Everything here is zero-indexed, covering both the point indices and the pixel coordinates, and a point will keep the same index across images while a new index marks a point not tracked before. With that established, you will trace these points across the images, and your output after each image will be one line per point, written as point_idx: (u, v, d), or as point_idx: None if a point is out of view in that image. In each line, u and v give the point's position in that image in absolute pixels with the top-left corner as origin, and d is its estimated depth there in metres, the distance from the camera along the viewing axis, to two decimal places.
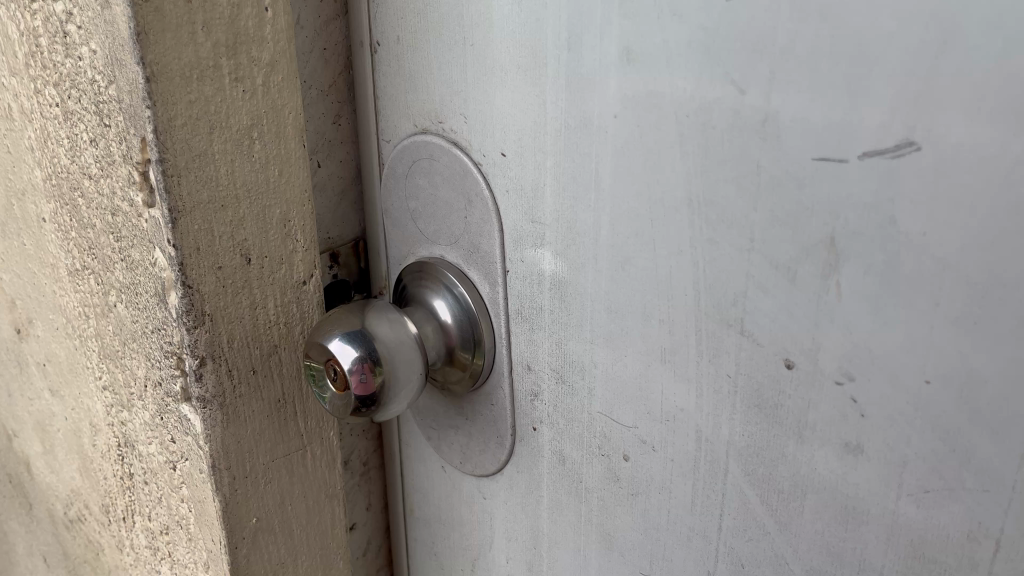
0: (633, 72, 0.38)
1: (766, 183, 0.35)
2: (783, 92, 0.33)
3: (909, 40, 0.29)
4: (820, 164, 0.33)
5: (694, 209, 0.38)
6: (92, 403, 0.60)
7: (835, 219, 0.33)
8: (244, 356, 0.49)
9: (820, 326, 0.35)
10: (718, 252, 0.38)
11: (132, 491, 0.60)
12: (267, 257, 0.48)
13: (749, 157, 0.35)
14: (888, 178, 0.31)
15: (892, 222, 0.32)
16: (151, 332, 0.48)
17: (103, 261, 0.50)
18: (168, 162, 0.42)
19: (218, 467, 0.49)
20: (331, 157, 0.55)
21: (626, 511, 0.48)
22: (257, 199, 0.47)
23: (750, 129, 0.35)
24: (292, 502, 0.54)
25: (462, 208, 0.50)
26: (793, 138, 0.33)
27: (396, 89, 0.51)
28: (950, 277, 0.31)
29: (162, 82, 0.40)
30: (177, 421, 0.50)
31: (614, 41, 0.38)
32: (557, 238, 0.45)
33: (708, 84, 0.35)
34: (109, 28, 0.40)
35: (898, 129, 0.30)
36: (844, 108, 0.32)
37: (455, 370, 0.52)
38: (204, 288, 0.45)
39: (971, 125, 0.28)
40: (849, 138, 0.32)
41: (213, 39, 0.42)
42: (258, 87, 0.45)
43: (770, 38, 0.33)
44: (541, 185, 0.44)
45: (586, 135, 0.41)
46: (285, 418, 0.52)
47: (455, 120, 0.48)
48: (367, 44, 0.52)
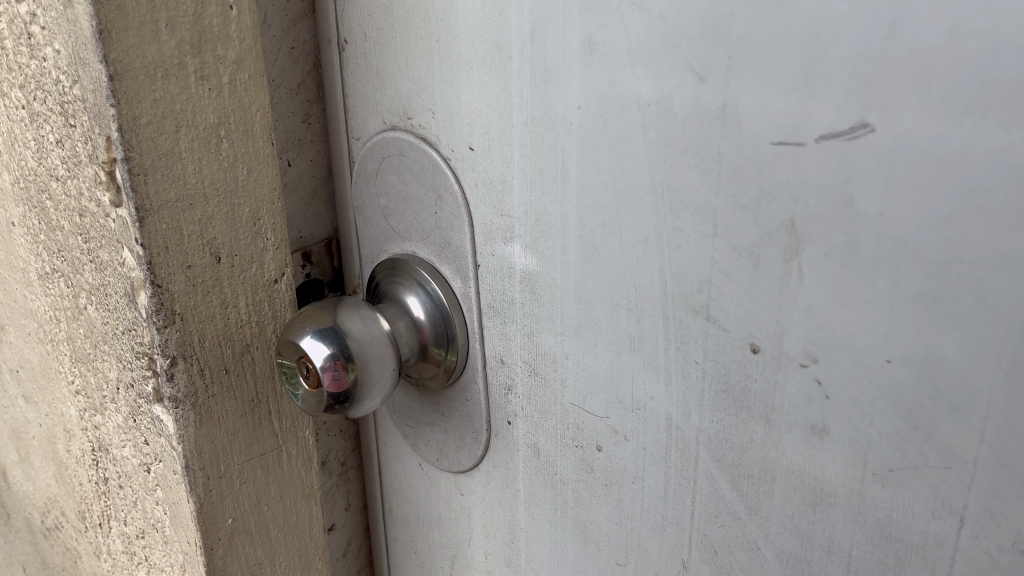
0: (596, 62, 0.38)
1: (727, 169, 0.35)
2: (741, 78, 0.33)
3: (862, 23, 0.29)
4: (779, 148, 0.33)
5: (657, 196, 0.38)
6: (66, 409, 0.59)
7: (794, 202, 0.33)
8: (216, 355, 0.48)
9: (784, 310, 0.35)
10: (683, 239, 0.38)
11: (108, 495, 0.60)
12: (237, 255, 0.48)
13: (710, 143, 0.35)
14: (845, 160, 0.31)
15: (850, 204, 0.32)
16: (122, 333, 0.48)
17: (72, 263, 0.50)
18: (135, 161, 0.41)
19: (192, 468, 0.49)
20: (302, 156, 0.55)
21: (601, 502, 0.48)
22: (226, 198, 0.46)
23: (710, 115, 0.35)
24: (268, 502, 0.54)
25: (432, 203, 0.50)
26: (753, 123, 0.33)
27: (364, 87, 0.51)
28: (907, 256, 0.31)
29: (126, 81, 0.40)
30: (150, 423, 0.50)
31: (576, 32, 0.38)
32: (525, 231, 0.45)
33: (668, 72, 0.35)
34: (72, 27, 0.40)
35: (853, 110, 0.30)
36: (801, 91, 0.32)
37: (428, 367, 0.52)
38: (173, 288, 0.45)
39: (923, 104, 0.29)
40: (806, 121, 0.32)
41: (178, 37, 0.42)
42: (224, 86, 0.45)
43: (727, 25, 0.33)
44: (509, 177, 0.44)
45: (551, 126, 0.41)
46: (259, 418, 0.52)
47: (423, 115, 0.48)
48: (334, 42, 0.52)
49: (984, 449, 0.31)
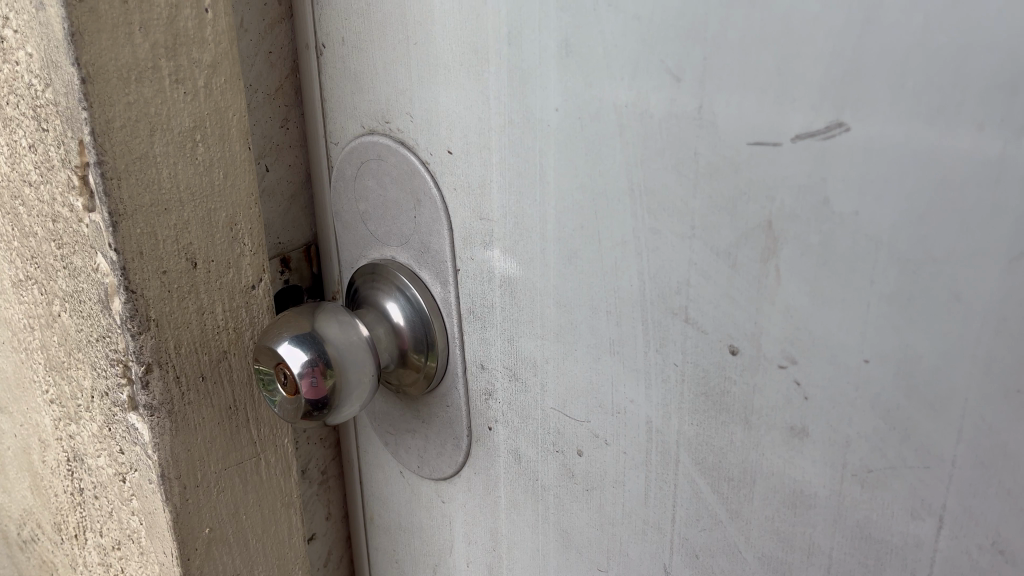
0: (573, 64, 0.38)
1: (704, 170, 0.35)
2: (716, 78, 0.33)
3: (835, 23, 0.29)
4: (755, 148, 0.33)
5: (634, 197, 0.38)
6: (40, 418, 0.58)
7: (771, 202, 0.33)
8: (192, 362, 0.48)
9: (761, 311, 0.35)
10: (661, 241, 0.38)
11: (83, 506, 0.59)
12: (213, 260, 0.47)
13: (686, 144, 0.35)
14: (820, 159, 0.31)
15: (826, 203, 0.32)
16: (96, 340, 0.47)
17: (45, 269, 0.49)
18: (108, 165, 0.41)
19: (168, 477, 0.48)
20: (280, 161, 0.54)
21: (583, 508, 0.47)
22: (202, 203, 0.46)
23: (686, 116, 0.35)
24: (246, 511, 0.54)
25: (411, 208, 0.49)
26: (728, 124, 0.33)
27: (343, 91, 0.51)
28: (882, 255, 0.31)
29: (98, 83, 0.40)
30: (125, 431, 0.49)
31: (553, 34, 0.38)
32: (505, 235, 0.45)
33: (645, 73, 0.35)
34: (44, 30, 0.40)
35: (827, 110, 0.30)
36: (776, 92, 0.31)
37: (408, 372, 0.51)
38: (148, 294, 0.44)
39: (895, 103, 0.29)
40: (782, 121, 0.32)
41: (152, 40, 0.41)
42: (199, 89, 0.44)
43: (702, 25, 0.33)
44: (487, 181, 0.44)
45: (530, 130, 0.41)
46: (237, 425, 0.52)
47: (401, 119, 0.48)
48: (312, 46, 0.51)
49: (962, 448, 0.31)
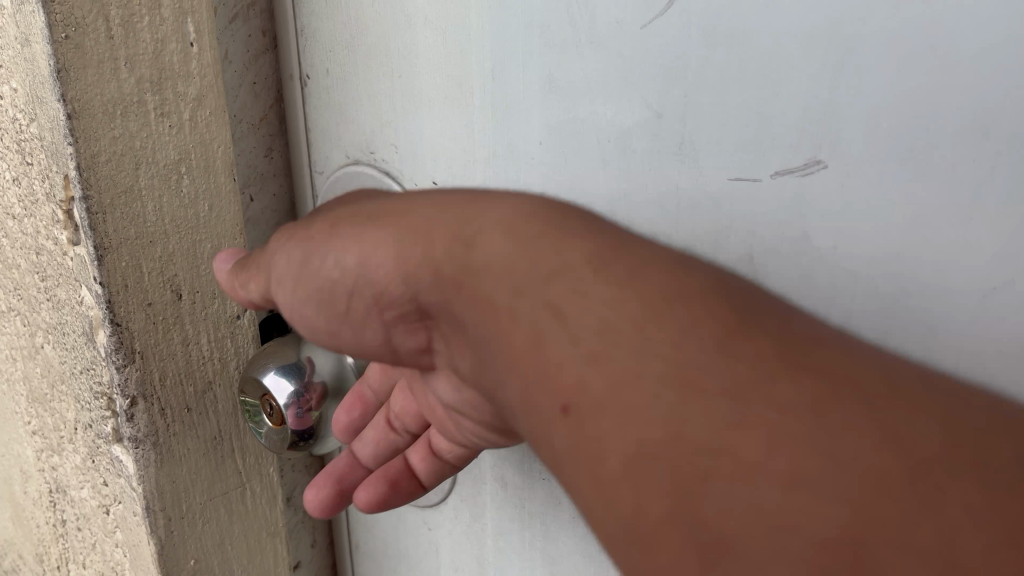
0: (557, 98, 0.38)
1: (686, 205, 0.35)
2: (697, 115, 0.34)
3: (811, 65, 0.30)
4: (735, 183, 0.34)
5: None
6: (22, 450, 0.58)
7: (752, 235, 0.34)
8: (177, 394, 0.48)
9: None
10: None
11: (66, 538, 0.58)
12: (198, 292, 0.47)
13: (669, 178, 0.36)
14: (799, 195, 0.32)
15: (805, 237, 0.32)
16: (80, 372, 0.47)
17: (29, 301, 0.49)
18: (93, 199, 0.41)
19: (152, 509, 0.48)
20: (264, 191, 0.53)
21: (570, 535, 0.47)
22: (187, 234, 0.46)
23: (668, 151, 0.35)
24: (232, 542, 0.53)
25: None
26: (710, 159, 0.34)
27: (326, 120, 0.51)
28: (861, 288, 0.32)
29: (84, 119, 0.40)
30: (109, 463, 0.49)
31: (536, 70, 0.38)
32: None
33: (628, 107, 0.36)
34: (30, 66, 0.40)
35: (805, 147, 0.31)
36: (755, 129, 0.32)
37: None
38: (133, 326, 0.45)
39: (871, 141, 0.29)
40: (761, 158, 0.32)
41: (137, 75, 0.41)
42: (185, 122, 0.44)
43: (682, 64, 0.33)
44: None
45: (514, 162, 0.41)
46: (223, 456, 0.51)
47: (385, 148, 0.48)
48: (297, 76, 0.51)
49: None
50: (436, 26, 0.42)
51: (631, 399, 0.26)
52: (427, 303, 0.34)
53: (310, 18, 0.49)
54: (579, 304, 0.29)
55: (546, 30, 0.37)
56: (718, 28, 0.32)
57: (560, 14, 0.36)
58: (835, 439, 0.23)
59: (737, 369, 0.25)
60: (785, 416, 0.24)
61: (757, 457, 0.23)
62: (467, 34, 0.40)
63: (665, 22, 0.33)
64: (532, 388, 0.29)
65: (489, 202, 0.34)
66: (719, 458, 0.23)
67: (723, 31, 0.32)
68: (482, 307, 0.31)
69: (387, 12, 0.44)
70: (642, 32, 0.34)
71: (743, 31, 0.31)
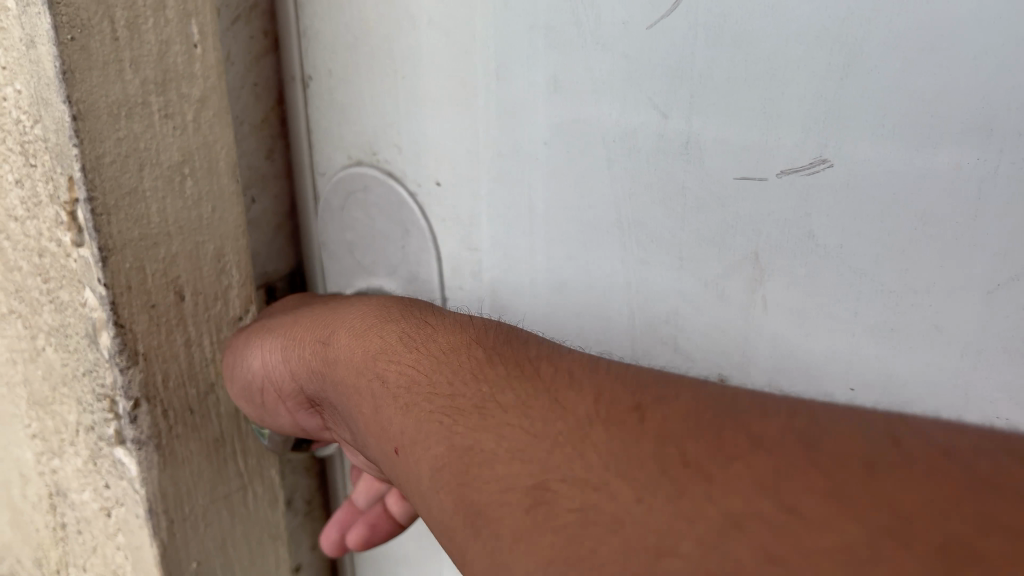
0: (561, 99, 0.38)
1: (692, 204, 0.36)
2: (703, 115, 0.34)
3: (816, 65, 0.30)
4: (742, 182, 0.34)
5: (624, 230, 0.39)
6: (21, 453, 0.57)
7: (757, 235, 0.34)
8: (179, 396, 0.48)
9: (749, 340, 0.36)
10: (651, 272, 0.38)
11: (65, 541, 0.58)
12: (201, 294, 0.48)
13: (675, 178, 0.36)
14: (805, 194, 0.32)
15: (811, 236, 0.33)
16: (83, 374, 0.47)
17: (30, 304, 0.49)
18: (97, 201, 0.41)
19: (155, 511, 0.48)
20: (265, 192, 0.53)
21: None
22: (190, 236, 0.46)
23: (673, 152, 0.35)
24: (234, 545, 0.53)
25: (399, 238, 0.50)
26: (715, 159, 0.34)
27: (327, 121, 0.51)
28: (866, 287, 0.32)
29: (89, 120, 0.40)
30: (111, 466, 0.49)
31: (541, 71, 0.39)
32: (495, 264, 0.45)
33: (633, 107, 0.36)
34: (35, 68, 0.40)
35: (811, 146, 0.31)
36: (761, 129, 0.33)
37: (369, 487, 0.54)
38: (136, 327, 0.44)
39: (876, 140, 0.30)
40: (768, 158, 0.33)
41: (142, 76, 0.42)
42: (188, 123, 0.44)
43: (688, 65, 0.34)
44: (477, 212, 0.45)
45: (519, 163, 0.41)
46: (224, 458, 0.51)
47: (389, 149, 0.48)
48: (299, 78, 0.51)
49: None
50: (441, 28, 0.42)
51: (521, 451, 0.29)
52: (348, 366, 0.39)
53: (313, 20, 0.49)
54: (518, 400, 0.31)
55: (550, 31, 0.38)
56: (723, 29, 0.32)
57: (565, 14, 0.37)
58: (718, 464, 0.25)
59: (602, 427, 0.28)
60: (665, 452, 0.26)
61: (610, 486, 0.26)
62: (471, 35, 0.41)
63: (671, 22, 0.33)
64: (416, 442, 0.33)
65: (385, 327, 0.39)
66: (598, 494, 0.26)
67: (729, 31, 0.32)
68: (371, 377, 0.37)
69: (391, 14, 0.44)
70: (648, 33, 0.34)
71: (748, 31, 0.32)
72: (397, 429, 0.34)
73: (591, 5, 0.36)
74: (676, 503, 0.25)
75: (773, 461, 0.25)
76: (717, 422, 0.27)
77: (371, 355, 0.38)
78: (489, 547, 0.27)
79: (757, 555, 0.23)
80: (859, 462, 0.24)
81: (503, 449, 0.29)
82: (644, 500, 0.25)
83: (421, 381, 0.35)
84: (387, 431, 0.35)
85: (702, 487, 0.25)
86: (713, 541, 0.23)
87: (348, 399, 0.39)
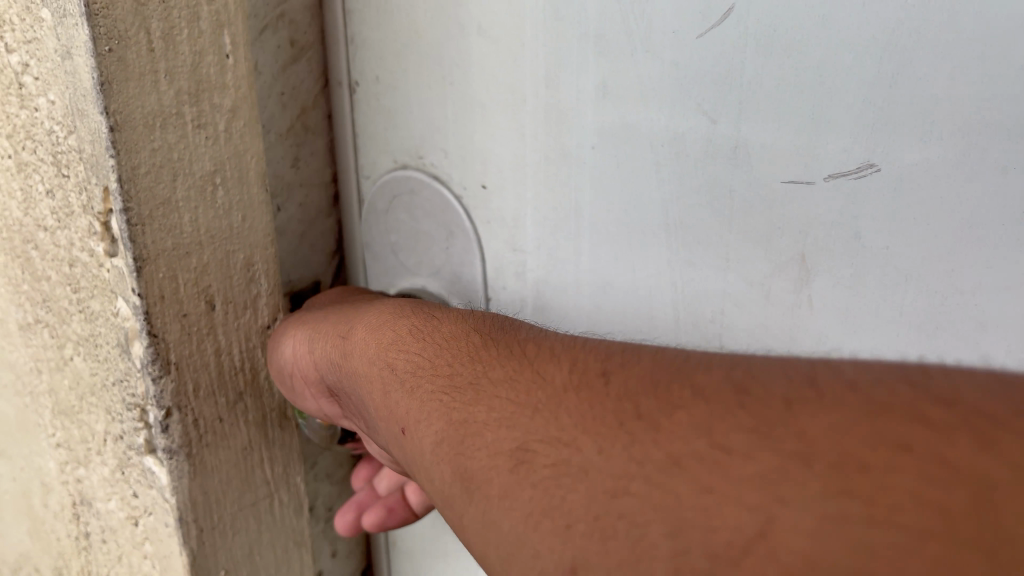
0: (609, 105, 0.39)
1: (739, 207, 0.36)
2: (752, 121, 0.34)
3: (865, 73, 0.31)
4: (789, 186, 0.34)
5: (670, 232, 0.39)
6: (44, 462, 0.57)
7: (803, 237, 0.35)
8: (210, 404, 0.48)
9: (795, 339, 0.36)
10: (696, 272, 0.39)
11: (89, 551, 0.58)
12: (231, 302, 0.48)
13: (722, 182, 0.36)
14: (853, 197, 0.33)
15: (857, 238, 0.33)
16: (113, 384, 0.47)
17: (58, 313, 0.49)
18: (134, 212, 0.41)
19: (186, 520, 0.48)
20: (290, 201, 0.52)
21: None
22: (220, 245, 0.46)
23: (722, 156, 0.36)
24: (260, 552, 0.53)
25: (442, 240, 0.50)
26: (762, 164, 0.35)
27: (374, 126, 0.52)
28: (912, 287, 0.32)
29: (126, 132, 0.40)
30: (140, 475, 0.49)
31: (589, 77, 0.39)
32: (539, 265, 0.46)
33: (681, 113, 0.36)
34: (70, 79, 0.40)
35: (859, 152, 0.32)
36: (809, 135, 0.33)
37: (390, 476, 0.57)
38: (170, 337, 0.45)
39: (925, 144, 0.30)
40: (814, 162, 0.33)
41: (177, 87, 0.42)
42: (220, 133, 0.44)
43: (738, 72, 0.34)
44: (521, 215, 0.45)
45: (565, 166, 0.42)
46: (252, 466, 0.51)
47: (435, 153, 0.49)
48: (345, 84, 0.52)
49: None
50: (489, 35, 0.42)
51: (507, 418, 0.30)
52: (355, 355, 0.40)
53: (362, 27, 0.50)
54: (499, 369, 0.32)
55: (599, 39, 0.38)
56: (774, 37, 0.32)
57: (614, 22, 0.37)
58: (662, 415, 0.26)
59: (573, 390, 0.29)
60: (625, 406, 0.27)
61: (576, 442, 0.28)
62: (521, 42, 0.41)
63: (721, 30, 0.34)
64: (418, 421, 0.34)
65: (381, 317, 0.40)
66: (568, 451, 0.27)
67: (779, 40, 0.32)
68: (377, 362, 0.38)
69: (438, 21, 0.45)
70: (697, 41, 0.35)
71: (801, 40, 0.32)
72: (401, 409, 0.36)
73: (640, 13, 0.36)
74: (627, 449, 0.26)
75: (710, 404, 0.26)
76: (671, 374, 0.28)
77: (378, 344, 0.39)
78: (481, 511, 0.29)
79: (695, 490, 0.24)
80: (783, 395, 0.25)
81: (491, 417, 0.31)
82: (605, 453, 0.27)
83: (425, 364, 0.36)
84: (394, 413, 0.36)
85: (650, 435, 0.26)
86: (662, 482, 0.25)
87: (359, 382, 0.40)
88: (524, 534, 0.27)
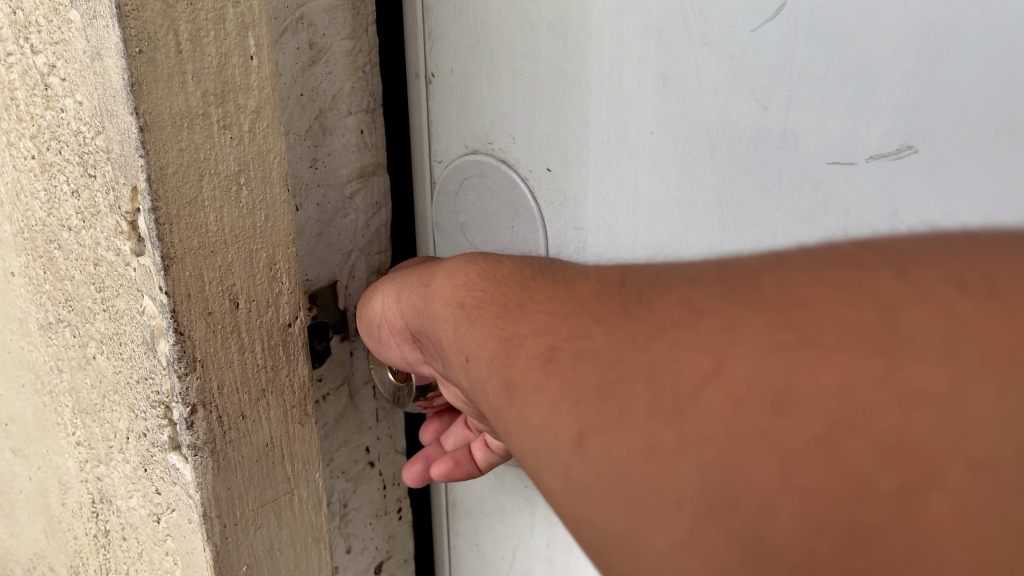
0: (669, 94, 0.44)
1: (788, 185, 0.41)
2: (801, 111, 0.39)
3: (905, 63, 0.35)
4: (834, 166, 0.39)
5: (724, 210, 0.44)
6: (63, 460, 0.58)
7: (846, 212, 0.39)
8: (233, 402, 0.48)
9: None
10: (745, 245, 0.44)
11: (107, 549, 0.59)
12: (254, 300, 0.48)
13: (771, 165, 0.41)
14: (891, 174, 0.37)
15: (895, 214, 0.38)
16: (136, 382, 0.48)
17: (81, 312, 0.49)
18: (161, 211, 0.42)
19: (209, 516, 0.48)
20: (309, 200, 0.52)
21: None
22: (244, 244, 0.47)
23: (773, 140, 0.41)
24: (280, 548, 0.54)
25: (508, 219, 0.55)
26: (810, 145, 0.40)
27: (448, 115, 0.57)
28: None
29: (154, 131, 0.40)
30: (163, 472, 0.49)
31: (653, 69, 0.44)
32: (598, 241, 0.51)
33: (736, 100, 0.41)
34: (99, 80, 0.40)
35: (899, 134, 0.37)
36: (853, 121, 0.38)
37: (459, 434, 0.60)
38: (194, 335, 0.45)
39: (956, 129, 0.35)
40: (854, 147, 0.38)
41: (202, 88, 0.42)
42: (243, 134, 0.45)
43: (788, 66, 0.39)
44: (585, 195, 0.50)
45: (625, 150, 0.47)
46: (273, 462, 0.52)
47: (504, 139, 0.54)
48: (421, 75, 0.56)
49: None
50: (560, 31, 0.48)
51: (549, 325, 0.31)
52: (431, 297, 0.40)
53: (436, 23, 0.54)
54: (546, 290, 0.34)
55: (663, 34, 0.43)
56: (822, 31, 0.37)
57: (676, 20, 0.42)
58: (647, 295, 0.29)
59: (597, 294, 0.31)
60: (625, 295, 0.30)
61: (591, 331, 0.29)
62: (587, 36, 0.47)
63: (775, 27, 0.39)
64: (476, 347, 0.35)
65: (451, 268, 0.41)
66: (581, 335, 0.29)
67: (829, 36, 0.37)
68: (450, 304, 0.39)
69: (510, 19, 0.50)
70: (750, 36, 0.40)
71: (842, 34, 0.37)
72: (470, 341, 0.36)
73: (702, 11, 0.41)
74: (618, 329, 0.28)
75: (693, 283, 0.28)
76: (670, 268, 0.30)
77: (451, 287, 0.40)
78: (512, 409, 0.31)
79: (671, 349, 0.26)
80: (753, 267, 0.28)
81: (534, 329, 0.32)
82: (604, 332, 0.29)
83: (487, 299, 0.37)
84: (460, 344, 0.36)
85: (643, 312, 0.28)
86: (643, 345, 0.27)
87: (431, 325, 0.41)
88: (543, 424, 0.29)
